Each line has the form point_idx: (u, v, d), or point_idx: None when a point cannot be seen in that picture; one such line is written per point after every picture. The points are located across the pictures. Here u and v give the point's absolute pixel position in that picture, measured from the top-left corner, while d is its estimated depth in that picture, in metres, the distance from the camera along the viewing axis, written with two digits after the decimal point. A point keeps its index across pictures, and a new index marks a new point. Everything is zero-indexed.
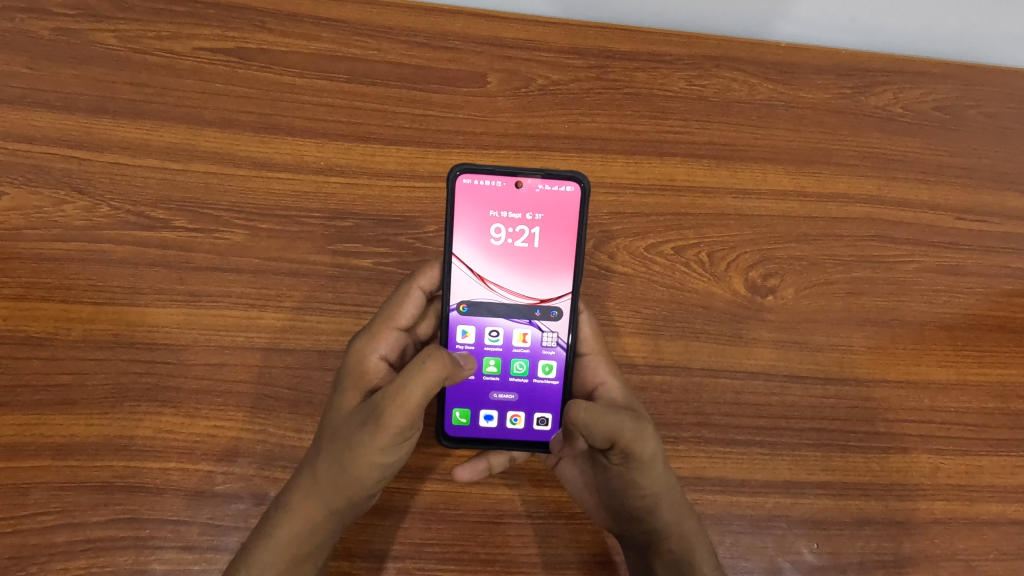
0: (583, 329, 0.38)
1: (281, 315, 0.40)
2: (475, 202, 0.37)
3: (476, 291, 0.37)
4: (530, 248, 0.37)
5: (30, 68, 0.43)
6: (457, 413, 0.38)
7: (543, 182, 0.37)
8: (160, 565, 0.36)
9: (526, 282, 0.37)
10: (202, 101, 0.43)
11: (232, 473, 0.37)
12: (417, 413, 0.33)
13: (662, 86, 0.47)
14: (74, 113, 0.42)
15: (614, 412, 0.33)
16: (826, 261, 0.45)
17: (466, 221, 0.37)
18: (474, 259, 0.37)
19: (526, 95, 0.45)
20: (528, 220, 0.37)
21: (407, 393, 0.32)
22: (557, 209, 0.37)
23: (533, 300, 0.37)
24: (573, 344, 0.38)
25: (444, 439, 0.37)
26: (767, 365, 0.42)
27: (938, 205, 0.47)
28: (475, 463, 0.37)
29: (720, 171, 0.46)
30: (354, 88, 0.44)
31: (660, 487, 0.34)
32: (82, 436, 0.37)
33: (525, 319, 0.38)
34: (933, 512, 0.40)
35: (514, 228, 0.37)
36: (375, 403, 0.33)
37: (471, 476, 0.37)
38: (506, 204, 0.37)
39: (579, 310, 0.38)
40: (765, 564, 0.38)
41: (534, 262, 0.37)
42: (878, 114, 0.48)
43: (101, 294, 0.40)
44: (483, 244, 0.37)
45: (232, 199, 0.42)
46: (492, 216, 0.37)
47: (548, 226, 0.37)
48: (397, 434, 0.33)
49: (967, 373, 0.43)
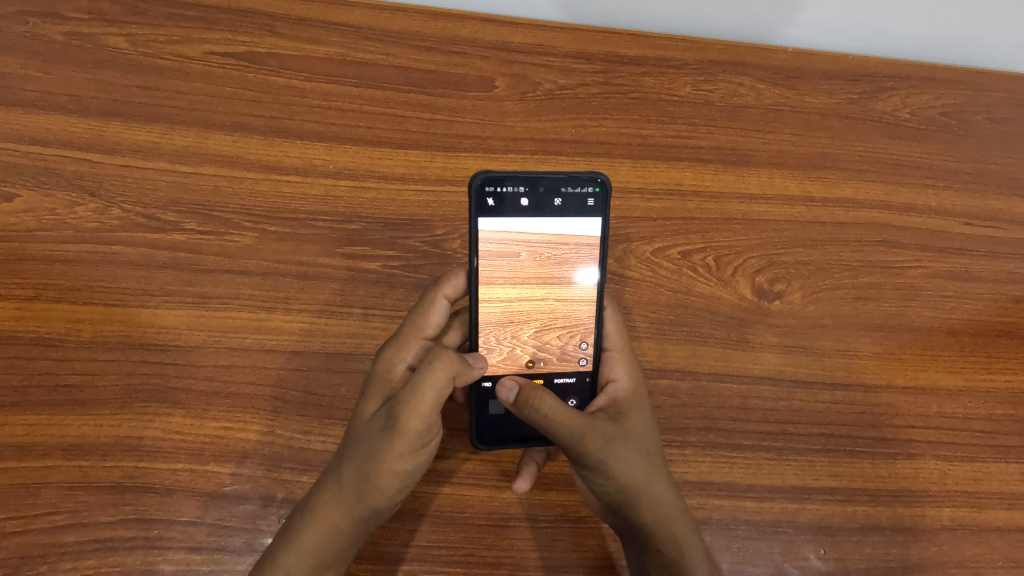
0: (608, 326, 0.39)
1: (290, 318, 0.40)
2: (497, 213, 0.36)
3: (501, 300, 0.38)
4: (555, 253, 0.37)
5: (44, 72, 0.43)
6: (489, 418, 0.38)
7: (564, 183, 0.36)
8: (168, 566, 0.35)
9: (552, 288, 0.38)
10: (214, 105, 0.44)
11: (241, 475, 0.37)
12: (434, 415, 0.34)
13: (670, 91, 0.48)
14: (90, 116, 0.43)
15: (570, 414, 0.35)
16: (833, 266, 0.45)
17: (489, 233, 0.36)
18: (498, 271, 0.37)
19: (533, 99, 0.46)
20: (551, 227, 0.37)
21: (423, 395, 0.34)
22: (579, 212, 0.37)
23: (557, 305, 0.38)
24: (597, 342, 0.38)
25: (479, 443, 0.38)
26: (774, 369, 0.41)
27: (946, 211, 0.47)
28: (527, 470, 0.37)
29: (728, 176, 0.46)
30: (362, 92, 0.45)
31: (627, 488, 0.35)
32: (93, 437, 0.37)
33: (552, 322, 0.38)
34: (941, 518, 0.39)
35: (537, 237, 0.37)
36: (392, 409, 0.34)
37: (531, 484, 0.37)
38: (529, 212, 0.36)
39: (604, 307, 0.39)
40: (773, 570, 0.37)
41: (558, 267, 0.37)
42: (885, 119, 0.49)
43: (113, 296, 0.40)
44: (507, 255, 0.37)
45: (242, 201, 0.42)
46: (514, 225, 0.36)
47: (571, 230, 0.37)
48: (416, 438, 0.34)
49: (975, 379, 0.43)
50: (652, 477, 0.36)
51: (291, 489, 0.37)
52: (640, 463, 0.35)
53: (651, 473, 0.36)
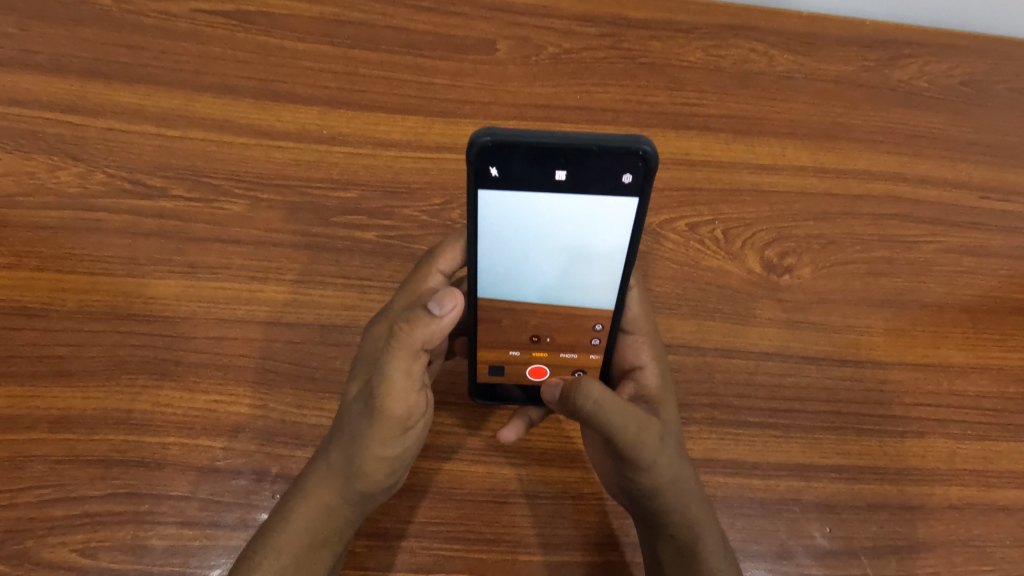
0: (633, 307, 0.38)
1: (280, 288, 0.38)
2: (502, 186, 0.30)
3: (509, 278, 0.34)
4: (573, 231, 0.32)
5: (37, 36, 0.43)
6: (489, 376, 0.38)
7: (589, 155, 0.29)
8: (159, 542, 0.33)
9: (570, 268, 0.33)
10: (199, 65, 0.43)
11: (234, 449, 0.35)
12: (414, 397, 0.33)
13: (679, 56, 0.47)
14: (87, 79, 0.42)
15: (619, 408, 0.34)
16: (845, 239, 0.43)
17: (497, 207, 0.31)
18: (506, 250, 0.33)
19: (535, 63, 0.45)
20: (574, 203, 0.31)
21: (393, 380, 0.32)
22: (611, 189, 0.30)
23: (574, 284, 0.34)
24: (618, 323, 0.36)
25: (474, 397, 0.38)
26: (781, 345, 0.40)
27: (963, 183, 0.45)
28: (518, 420, 0.37)
29: (738, 146, 0.45)
30: (356, 54, 0.44)
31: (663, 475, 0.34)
32: (79, 409, 0.35)
33: (565, 300, 0.35)
34: (949, 497, 0.37)
35: (555, 214, 0.31)
36: (370, 394, 0.33)
37: (517, 434, 0.37)
38: (542, 185, 0.30)
39: (631, 287, 0.37)
40: (778, 550, 0.35)
41: (578, 244, 0.32)
42: (901, 88, 0.48)
43: (98, 265, 0.38)
44: (515, 232, 0.32)
45: (232, 166, 0.41)
46: (529, 199, 0.30)
47: (599, 208, 0.31)
48: (398, 422, 0.33)
49: (988, 357, 0.41)
50: (685, 470, 0.35)
51: (286, 465, 0.35)
52: (676, 458, 0.35)
53: (684, 466, 0.35)
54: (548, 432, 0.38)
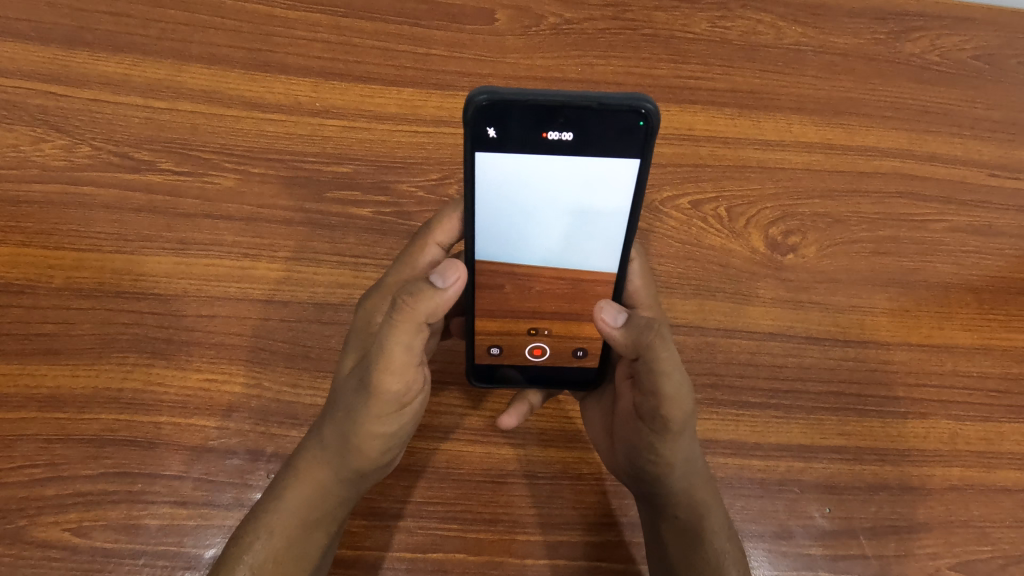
0: (636, 279, 0.37)
1: (273, 265, 0.38)
2: (500, 147, 0.29)
3: (506, 248, 0.33)
4: (574, 196, 0.31)
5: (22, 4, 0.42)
6: (487, 354, 0.36)
7: (589, 114, 0.28)
8: (152, 521, 0.32)
9: (570, 237, 0.32)
10: (188, 34, 0.42)
11: (228, 429, 0.34)
12: (411, 371, 0.32)
13: (684, 28, 0.45)
14: (72, 48, 0.41)
15: (679, 367, 0.32)
16: (851, 218, 0.42)
17: (495, 170, 0.30)
18: (504, 218, 0.32)
19: (536, 34, 0.44)
20: (574, 165, 0.30)
21: (389, 354, 0.31)
22: (613, 149, 0.29)
23: (574, 255, 0.33)
24: (620, 295, 0.35)
25: (473, 379, 0.37)
26: (785, 325, 0.40)
27: (972, 160, 0.44)
28: (518, 406, 0.36)
29: (743, 121, 0.44)
30: (350, 23, 0.43)
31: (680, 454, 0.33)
32: (69, 387, 0.35)
33: (566, 273, 0.34)
34: (949, 478, 0.37)
35: (555, 177, 0.30)
36: (364, 369, 0.32)
37: (517, 421, 0.36)
38: (541, 146, 0.29)
39: (633, 258, 0.37)
40: (776, 530, 0.35)
41: (578, 211, 0.31)
42: (912, 62, 0.46)
43: (85, 241, 0.37)
44: (514, 199, 0.31)
45: (222, 139, 0.40)
46: (529, 161, 0.30)
47: (601, 170, 0.30)
48: (396, 398, 0.32)
49: (993, 338, 0.40)
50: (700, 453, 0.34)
51: (282, 445, 0.34)
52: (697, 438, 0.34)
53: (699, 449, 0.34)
54: (546, 411, 0.38)
